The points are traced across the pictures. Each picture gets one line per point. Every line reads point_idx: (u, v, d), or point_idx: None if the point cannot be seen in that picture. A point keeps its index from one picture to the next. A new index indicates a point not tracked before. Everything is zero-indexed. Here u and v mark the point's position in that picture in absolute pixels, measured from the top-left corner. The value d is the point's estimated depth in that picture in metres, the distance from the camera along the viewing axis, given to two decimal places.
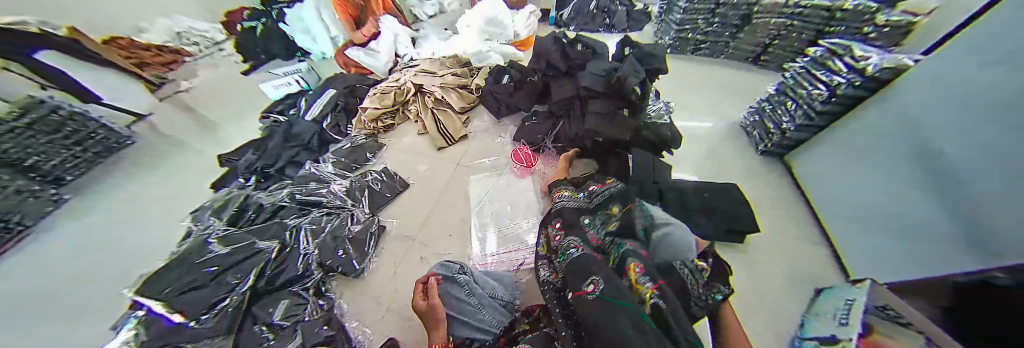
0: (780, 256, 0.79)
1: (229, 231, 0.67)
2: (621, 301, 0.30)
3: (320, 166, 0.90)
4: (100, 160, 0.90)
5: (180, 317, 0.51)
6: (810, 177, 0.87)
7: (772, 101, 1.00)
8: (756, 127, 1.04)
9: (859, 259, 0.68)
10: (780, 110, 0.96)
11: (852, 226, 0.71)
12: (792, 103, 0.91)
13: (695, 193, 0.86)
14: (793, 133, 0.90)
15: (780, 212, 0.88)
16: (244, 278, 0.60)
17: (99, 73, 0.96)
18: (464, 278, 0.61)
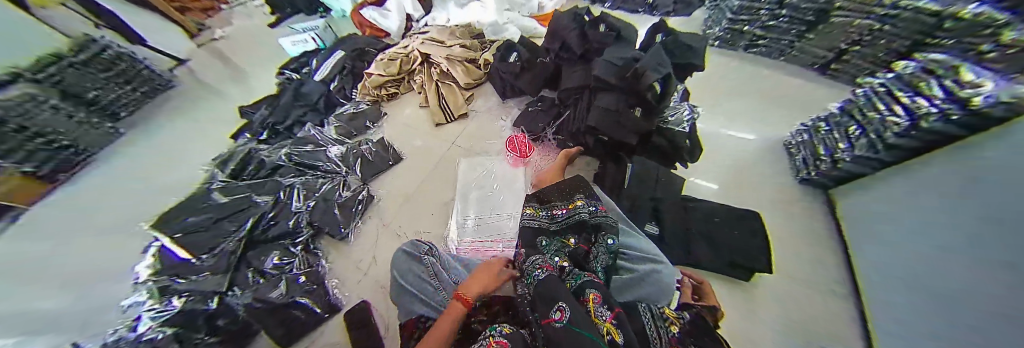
0: (786, 302, 0.69)
1: (228, 182, 0.74)
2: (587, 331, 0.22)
3: (323, 130, 0.95)
4: (147, 99, 1.06)
5: (186, 255, 0.60)
6: (859, 219, 0.72)
7: (831, 122, 0.82)
8: (806, 147, 0.88)
9: (890, 329, 0.57)
10: (838, 134, 0.78)
11: (894, 290, 0.58)
12: (855, 127, 0.74)
13: (703, 216, 0.76)
14: (848, 165, 0.74)
15: (799, 251, 0.77)
16: (241, 226, 0.67)
17: (139, 16, 1.11)
18: (429, 260, 0.64)
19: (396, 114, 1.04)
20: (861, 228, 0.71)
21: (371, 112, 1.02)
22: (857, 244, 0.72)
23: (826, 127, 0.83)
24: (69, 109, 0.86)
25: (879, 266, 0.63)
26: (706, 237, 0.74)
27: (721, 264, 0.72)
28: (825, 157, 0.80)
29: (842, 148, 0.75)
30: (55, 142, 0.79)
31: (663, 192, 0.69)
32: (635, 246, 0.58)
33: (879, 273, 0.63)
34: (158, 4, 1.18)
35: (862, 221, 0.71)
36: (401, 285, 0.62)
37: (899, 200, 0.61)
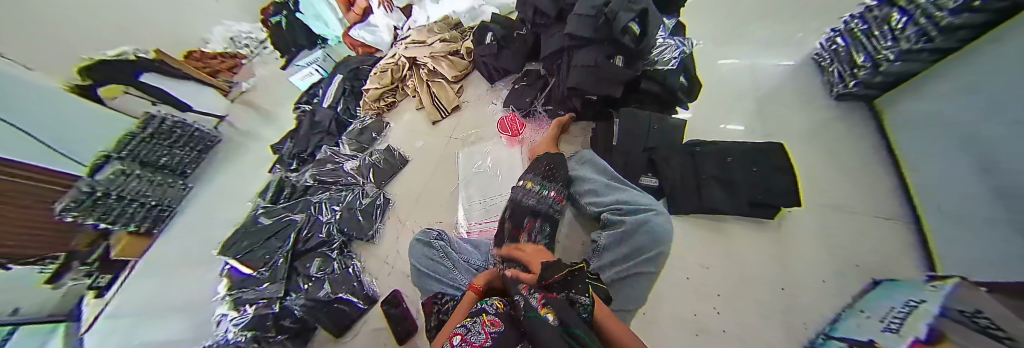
0: (822, 233, 0.64)
1: (269, 207, 0.86)
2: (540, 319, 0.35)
3: (338, 150, 1.04)
4: (203, 157, 0.95)
5: (248, 270, 0.74)
6: (916, 126, 0.62)
7: (868, 18, 0.70)
8: (839, 58, 0.76)
9: (958, 241, 0.50)
10: (879, 31, 0.67)
11: (963, 199, 0.50)
12: (902, 16, 0.62)
13: (713, 157, 0.70)
14: (893, 66, 0.63)
15: (837, 177, 0.69)
16: (286, 241, 0.79)
17: (181, 87, 1.02)
18: (439, 244, 0.71)
19: (397, 121, 1.11)
20: (920, 138, 0.61)
21: (375, 124, 1.09)
22: (915, 155, 0.62)
23: (863, 25, 0.71)
24: (151, 176, 0.80)
25: (947, 177, 0.54)
26: (722, 179, 0.68)
27: (741, 205, 0.67)
28: (863, 63, 0.68)
29: (886, 45, 0.64)
30: (147, 204, 0.77)
31: (659, 141, 0.66)
32: (629, 200, 0.58)
33: (947, 185, 0.53)
34: (190, 71, 1.07)
35: (919, 129, 0.61)
36: (417, 270, 0.69)
37: (970, 96, 0.50)
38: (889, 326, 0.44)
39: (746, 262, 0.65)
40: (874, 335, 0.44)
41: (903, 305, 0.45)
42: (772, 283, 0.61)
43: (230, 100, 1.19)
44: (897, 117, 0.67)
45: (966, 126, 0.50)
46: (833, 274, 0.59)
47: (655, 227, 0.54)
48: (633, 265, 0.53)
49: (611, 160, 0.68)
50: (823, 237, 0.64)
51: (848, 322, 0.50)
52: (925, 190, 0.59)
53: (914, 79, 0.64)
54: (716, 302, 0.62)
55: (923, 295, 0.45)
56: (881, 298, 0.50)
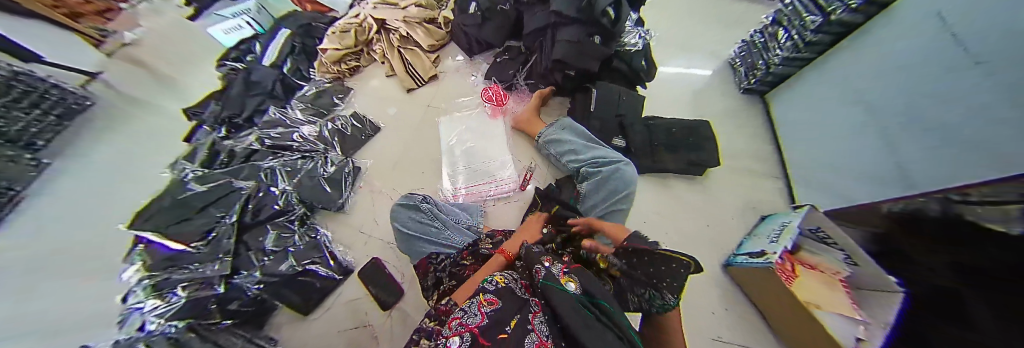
0: (735, 188, 0.85)
1: (203, 171, 0.71)
2: (560, 285, 0.37)
3: (288, 112, 0.90)
4: (66, 123, 0.75)
5: (180, 246, 0.60)
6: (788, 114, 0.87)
7: (764, 34, 0.93)
8: (744, 63, 1.00)
9: (815, 190, 0.75)
10: (772, 43, 0.88)
11: (820, 163, 0.74)
12: (784, 34, 0.84)
13: (665, 128, 0.86)
14: (779, 69, 0.86)
15: (743, 148, 0.93)
16: (229, 211, 0.66)
17: (14, 26, 0.71)
18: (427, 207, 0.68)
19: (362, 87, 1.01)
20: (792, 120, 0.86)
21: (336, 87, 0.98)
22: (788, 133, 0.87)
23: (761, 39, 0.94)
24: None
25: (810, 144, 0.78)
26: (671, 145, 0.84)
27: (684, 166, 0.83)
28: (761, 67, 0.92)
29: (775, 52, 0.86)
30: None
31: (627, 110, 0.77)
32: (602, 155, 0.67)
33: (810, 153, 0.78)
34: (47, 14, 0.77)
35: (791, 116, 0.86)
36: (404, 233, 0.65)
37: (829, 88, 0.74)
38: (774, 239, 0.64)
39: (688, 211, 0.82)
40: (764, 246, 0.64)
41: (779, 226, 0.66)
42: (701, 222, 0.80)
43: (110, 54, 0.92)
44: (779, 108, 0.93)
45: (826, 107, 0.73)
46: (738, 214, 0.81)
47: (625, 176, 0.64)
48: (611, 204, 0.62)
49: (589, 124, 0.77)
50: (734, 189, 0.85)
51: (750, 242, 0.71)
52: (793, 158, 0.84)
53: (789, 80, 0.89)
54: (666, 240, 0.78)
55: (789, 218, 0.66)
56: (766, 224, 0.73)
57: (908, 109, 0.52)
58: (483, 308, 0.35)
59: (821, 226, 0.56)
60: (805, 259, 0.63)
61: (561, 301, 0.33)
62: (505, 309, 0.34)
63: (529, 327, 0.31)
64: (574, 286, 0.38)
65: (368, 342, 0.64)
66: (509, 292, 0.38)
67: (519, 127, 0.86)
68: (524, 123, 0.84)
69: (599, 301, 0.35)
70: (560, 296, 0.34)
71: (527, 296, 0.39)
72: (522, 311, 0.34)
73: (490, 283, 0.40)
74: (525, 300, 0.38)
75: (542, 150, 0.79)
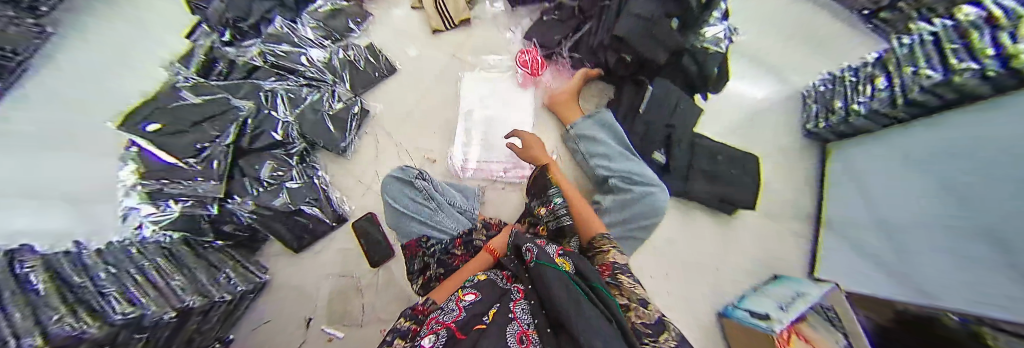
0: (753, 235, 0.80)
1: (198, 80, 0.63)
2: (554, 266, 0.37)
3: (297, 27, 0.78)
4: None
5: (172, 159, 0.55)
6: (841, 173, 0.76)
7: (859, 73, 0.73)
8: (823, 99, 0.82)
9: (840, 267, 0.70)
10: (861, 86, 0.70)
11: (852, 243, 0.67)
12: (882, 81, 0.65)
13: (709, 153, 0.75)
14: (857, 120, 0.69)
15: (782, 194, 0.84)
16: (225, 130, 0.60)
17: None
18: (421, 185, 0.62)
19: (383, 14, 0.87)
20: (843, 181, 0.75)
21: (353, 9, 0.84)
22: (835, 191, 0.77)
23: (852, 78, 0.74)
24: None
25: (848, 208, 0.71)
26: (708, 171, 0.75)
27: (713, 200, 0.76)
28: (840, 110, 0.74)
29: (860, 99, 0.68)
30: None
31: (681, 121, 0.67)
32: (637, 171, 0.60)
33: (846, 229, 0.70)
34: None
35: (841, 177, 0.75)
36: (396, 210, 0.61)
37: (877, 155, 0.65)
38: (782, 303, 0.63)
39: (700, 246, 0.79)
40: (770, 309, 0.62)
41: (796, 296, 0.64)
42: (707, 260, 0.78)
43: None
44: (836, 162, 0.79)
45: (868, 179, 0.66)
46: (746, 259, 0.78)
47: (658, 202, 0.58)
48: (625, 230, 0.57)
49: (630, 128, 0.69)
50: (754, 234, 0.80)
51: (751, 296, 0.72)
52: (829, 225, 0.76)
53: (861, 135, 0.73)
54: (669, 270, 0.77)
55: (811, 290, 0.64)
56: (784, 285, 0.71)
57: (923, 215, 0.50)
58: (461, 302, 0.37)
59: (835, 306, 0.58)
60: (806, 331, 0.60)
61: (553, 287, 0.32)
62: (484, 300, 0.36)
63: (510, 315, 0.32)
64: (570, 268, 0.38)
65: (354, 293, 0.68)
66: (488, 286, 0.40)
67: (551, 107, 0.77)
68: (560, 104, 0.75)
69: (594, 284, 0.35)
70: (555, 279, 0.33)
71: (509, 284, 0.42)
72: (502, 300, 0.36)
73: (472, 281, 0.44)
74: (506, 289, 0.40)
75: (569, 143, 0.73)
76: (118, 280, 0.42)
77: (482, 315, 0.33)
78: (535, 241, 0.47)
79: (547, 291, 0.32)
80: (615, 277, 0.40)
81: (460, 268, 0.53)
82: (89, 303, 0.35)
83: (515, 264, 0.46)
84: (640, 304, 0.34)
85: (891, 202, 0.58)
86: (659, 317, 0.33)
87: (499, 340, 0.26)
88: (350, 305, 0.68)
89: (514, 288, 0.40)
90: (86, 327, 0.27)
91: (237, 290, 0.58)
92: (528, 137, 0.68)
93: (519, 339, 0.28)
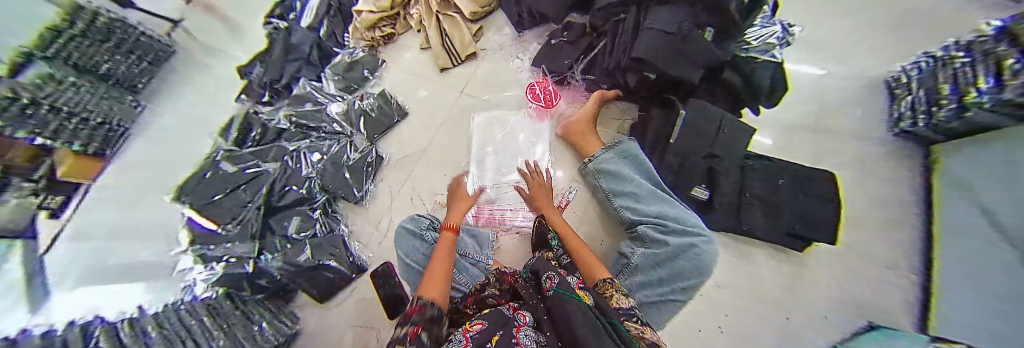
0: (841, 275, 0.62)
1: (233, 150, 0.70)
2: (572, 294, 0.33)
3: (320, 85, 0.84)
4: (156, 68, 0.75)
5: (213, 224, 0.62)
6: (949, 187, 0.57)
7: (974, 51, 0.50)
8: (923, 88, 0.59)
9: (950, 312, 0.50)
10: (978, 68, 0.48)
11: (964, 282, 0.49)
12: (1013, 58, 0.42)
13: (763, 176, 0.61)
14: (980, 114, 0.48)
15: (883, 220, 0.64)
16: (255, 195, 0.66)
17: None
18: (430, 236, 0.60)
19: (394, 59, 0.90)
20: (954, 197, 0.55)
21: (366, 58, 0.87)
22: (948, 212, 0.56)
23: (965, 58, 0.51)
24: (89, 84, 0.61)
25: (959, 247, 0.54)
26: (768, 200, 0.60)
27: (775, 233, 0.61)
28: (948, 100, 0.52)
29: (980, 86, 0.46)
30: (91, 121, 0.60)
31: (725, 147, 0.56)
32: (674, 215, 0.52)
33: (960, 265, 0.51)
34: None
35: (950, 193, 0.56)
36: (411, 269, 0.58)
37: (979, 168, 0.50)
38: None
39: (764, 293, 0.64)
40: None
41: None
42: (779, 310, 0.62)
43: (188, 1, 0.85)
44: (946, 175, 0.58)
45: (970, 211, 0.51)
46: (837, 312, 0.60)
47: (702, 256, 0.49)
48: (664, 291, 0.49)
49: (660, 160, 0.59)
50: (845, 278, 0.61)
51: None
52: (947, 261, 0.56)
53: (986, 132, 0.51)
54: (723, 322, 0.63)
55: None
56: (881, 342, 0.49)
57: None
58: (468, 333, 0.33)
59: None
60: None
61: (571, 310, 0.28)
62: (489, 327, 0.33)
63: (513, 340, 0.29)
64: (589, 299, 0.34)
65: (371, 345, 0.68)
66: (495, 315, 0.36)
67: (566, 138, 0.70)
68: (576, 135, 0.68)
69: (613, 320, 0.30)
70: (572, 303, 0.29)
71: (512, 312, 0.38)
72: (507, 327, 0.32)
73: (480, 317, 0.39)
74: (510, 318, 0.37)
75: (589, 178, 0.65)
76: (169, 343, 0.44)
77: (486, 343, 0.29)
78: (558, 270, 0.45)
79: (564, 312, 0.29)
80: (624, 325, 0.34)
81: (435, 262, 0.47)
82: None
83: (534, 295, 0.42)
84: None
85: (997, 242, 0.44)
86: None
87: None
88: None
89: (518, 316, 0.36)
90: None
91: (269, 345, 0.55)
92: (535, 182, 0.66)
93: None
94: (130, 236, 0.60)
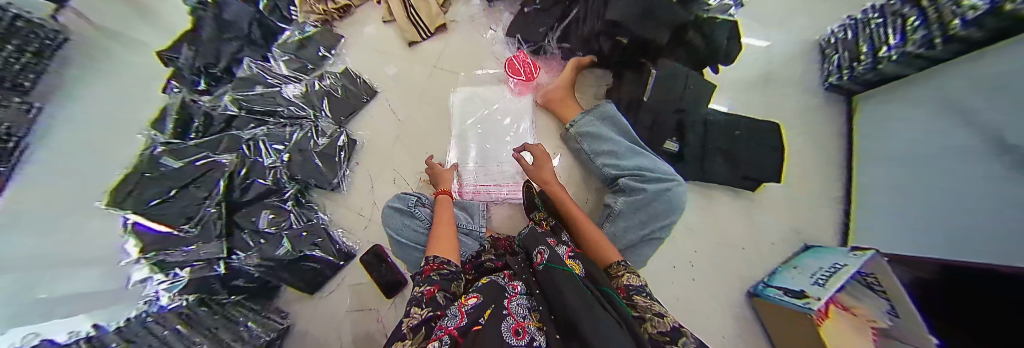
0: (781, 211, 0.74)
1: (178, 143, 0.60)
2: (561, 267, 0.37)
3: (270, 66, 0.74)
4: None
5: (166, 228, 0.52)
6: (869, 129, 0.69)
7: (886, 13, 0.60)
8: (848, 46, 0.70)
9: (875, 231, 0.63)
10: (887, 29, 0.59)
11: (886, 205, 0.61)
12: (914, 19, 0.53)
13: (725, 129, 0.68)
14: (889, 67, 0.58)
15: (812, 161, 0.76)
16: (213, 190, 0.59)
17: None
18: (420, 212, 0.60)
19: (354, 34, 0.82)
20: (874, 135, 0.67)
21: (322, 34, 0.78)
22: (866, 149, 0.69)
23: (880, 19, 0.61)
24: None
25: (870, 174, 0.66)
26: (727, 151, 0.68)
27: (733, 180, 0.70)
28: (866, 56, 0.63)
29: (890, 43, 0.56)
30: None
31: (691, 103, 0.62)
32: (650, 167, 0.57)
33: (881, 190, 0.63)
34: None
35: (870, 133, 0.68)
36: (402, 243, 0.58)
37: (895, 110, 0.61)
38: (817, 281, 0.56)
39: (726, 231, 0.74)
40: (805, 286, 0.57)
41: (830, 266, 0.58)
42: (736, 244, 0.73)
43: None
44: (867, 117, 0.70)
45: (886, 146, 0.62)
46: (779, 240, 0.72)
47: (673, 198, 0.55)
48: (647, 232, 0.54)
49: (635, 118, 0.64)
50: (783, 212, 0.74)
51: (781, 273, 0.67)
52: (863, 187, 0.68)
53: (891, 82, 0.62)
54: (692, 258, 0.72)
55: (848, 259, 0.57)
56: (814, 259, 0.64)
57: (953, 165, 0.46)
58: (464, 308, 0.34)
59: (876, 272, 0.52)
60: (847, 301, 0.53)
61: (560, 285, 0.32)
62: (486, 300, 0.36)
63: (506, 312, 0.32)
64: (578, 270, 0.39)
65: (372, 324, 0.68)
66: (490, 288, 0.40)
67: (548, 107, 0.71)
68: (556, 103, 0.70)
69: (602, 287, 0.35)
70: (562, 279, 0.33)
71: (507, 282, 0.43)
72: (499, 300, 0.35)
73: (477, 287, 0.42)
74: (505, 288, 0.40)
75: (571, 143, 0.68)
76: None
77: (480, 318, 0.31)
78: (547, 239, 0.49)
79: (559, 287, 0.32)
80: (631, 298, 0.37)
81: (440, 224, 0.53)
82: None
83: (525, 268, 0.46)
84: (656, 315, 0.32)
85: (913, 166, 0.54)
86: (676, 326, 0.30)
87: (495, 339, 0.25)
88: (373, 334, 0.68)
89: (511, 287, 0.40)
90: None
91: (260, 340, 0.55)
92: (540, 153, 0.63)
93: (518, 333, 0.27)
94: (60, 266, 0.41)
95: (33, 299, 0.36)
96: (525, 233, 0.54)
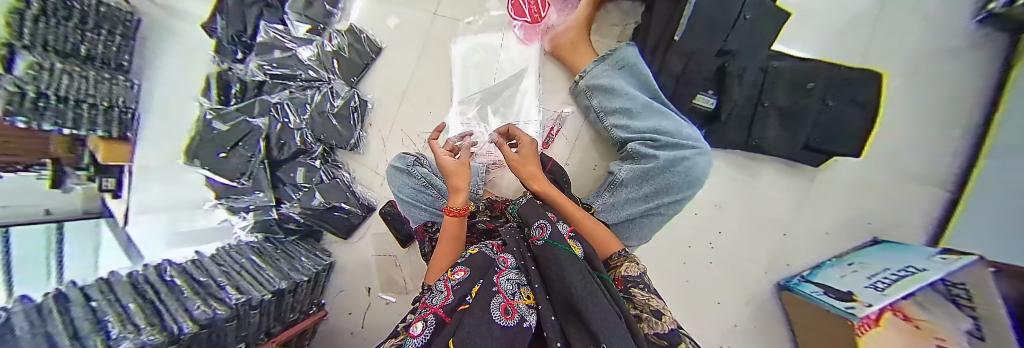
0: (849, 185, 0.67)
1: (222, 109, 0.67)
2: (564, 247, 0.36)
3: (286, 28, 0.71)
4: None
5: (227, 180, 0.67)
6: None
7: None
8: None
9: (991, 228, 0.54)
10: None
11: None
12: None
13: (796, 83, 0.51)
14: None
15: None
16: (256, 149, 0.68)
17: None
18: (416, 170, 0.63)
19: None
20: None
21: None
22: None
23: None
24: (80, 70, 0.46)
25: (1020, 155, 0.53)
26: (793, 112, 0.52)
27: (790, 149, 0.56)
28: None
29: None
30: (98, 106, 0.48)
31: (744, 42, 0.49)
32: (669, 129, 0.48)
33: None
34: None
35: None
36: (404, 200, 0.62)
37: None
38: (872, 284, 0.52)
39: (762, 207, 0.69)
40: (854, 287, 0.53)
41: (900, 269, 0.53)
42: None
43: None
44: None
45: None
46: (836, 227, 0.68)
47: (693, 169, 0.48)
48: (650, 206, 0.50)
49: (659, 68, 0.52)
50: (850, 191, 0.67)
51: (830, 269, 0.63)
52: None
53: None
54: (714, 238, 0.69)
55: (930, 263, 0.51)
56: (876, 258, 0.60)
57: None
58: (450, 283, 0.35)
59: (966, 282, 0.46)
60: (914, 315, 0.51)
61: (563, 263, 0.32)
62: (470, 279, 0.36)
63: (495, 289, 0.31)
64: (579, 251, 0.38)
65: (394, 268, 0.81)
66: (476, 260, 0.40)
67: (555, 55, 0.62)
68: (564, 49, 0.60)
69: (601, 274, 0.35)
70: (565, 260, 0.32)
71: (497, 255, 0.42)
72: (488, 276, 0.35)
73: (464, 257, 0.43)
74: (493, 262, 0.40)
75: (580, 99, 0.59)
76: (229, 275, 0.56)
77: (467, 295, 0.32)
78: (549, 214, 0.46)
79: (561, 276, 0.30)
80: (629, 291, 0.36)
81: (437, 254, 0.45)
82: (212, 295, 0.48)
83: (519, 244, 0.44)
84: (653, 315, 0.31)
85: None
86: (673, 327, 0.29)
87: (482, 317, 0.25)
88: (394, 277, 0.81)
89: (500, 261, 0.40)
90: (147, 334, 0.33)
91: (311, 272, 0.67)
92: (528, 144, 0.55)
93: (505, 311, 0.27)
94: (185, 214, 0.67)
95: (173, 231, 0.65)
96: (521, 203, 0.53)
